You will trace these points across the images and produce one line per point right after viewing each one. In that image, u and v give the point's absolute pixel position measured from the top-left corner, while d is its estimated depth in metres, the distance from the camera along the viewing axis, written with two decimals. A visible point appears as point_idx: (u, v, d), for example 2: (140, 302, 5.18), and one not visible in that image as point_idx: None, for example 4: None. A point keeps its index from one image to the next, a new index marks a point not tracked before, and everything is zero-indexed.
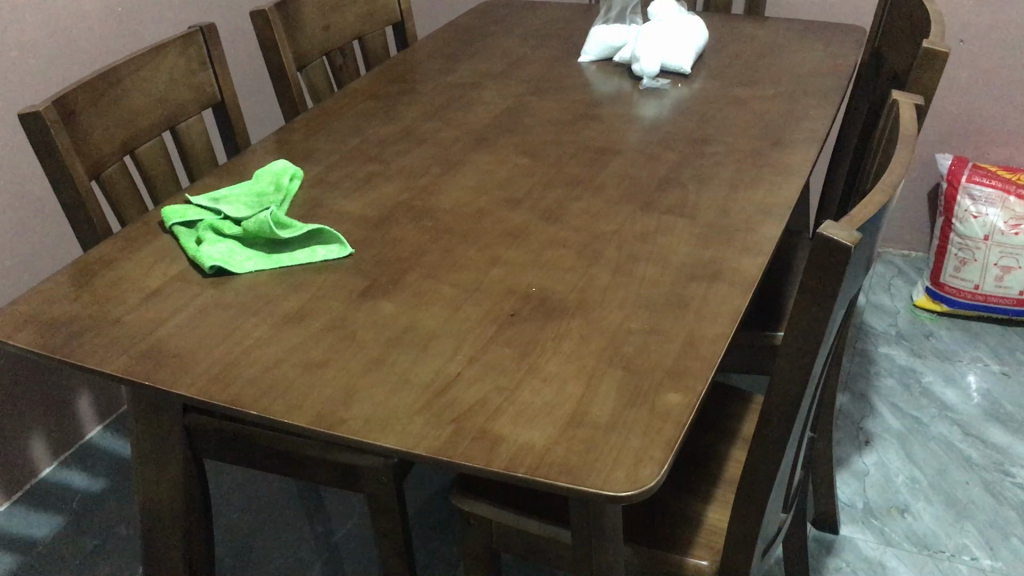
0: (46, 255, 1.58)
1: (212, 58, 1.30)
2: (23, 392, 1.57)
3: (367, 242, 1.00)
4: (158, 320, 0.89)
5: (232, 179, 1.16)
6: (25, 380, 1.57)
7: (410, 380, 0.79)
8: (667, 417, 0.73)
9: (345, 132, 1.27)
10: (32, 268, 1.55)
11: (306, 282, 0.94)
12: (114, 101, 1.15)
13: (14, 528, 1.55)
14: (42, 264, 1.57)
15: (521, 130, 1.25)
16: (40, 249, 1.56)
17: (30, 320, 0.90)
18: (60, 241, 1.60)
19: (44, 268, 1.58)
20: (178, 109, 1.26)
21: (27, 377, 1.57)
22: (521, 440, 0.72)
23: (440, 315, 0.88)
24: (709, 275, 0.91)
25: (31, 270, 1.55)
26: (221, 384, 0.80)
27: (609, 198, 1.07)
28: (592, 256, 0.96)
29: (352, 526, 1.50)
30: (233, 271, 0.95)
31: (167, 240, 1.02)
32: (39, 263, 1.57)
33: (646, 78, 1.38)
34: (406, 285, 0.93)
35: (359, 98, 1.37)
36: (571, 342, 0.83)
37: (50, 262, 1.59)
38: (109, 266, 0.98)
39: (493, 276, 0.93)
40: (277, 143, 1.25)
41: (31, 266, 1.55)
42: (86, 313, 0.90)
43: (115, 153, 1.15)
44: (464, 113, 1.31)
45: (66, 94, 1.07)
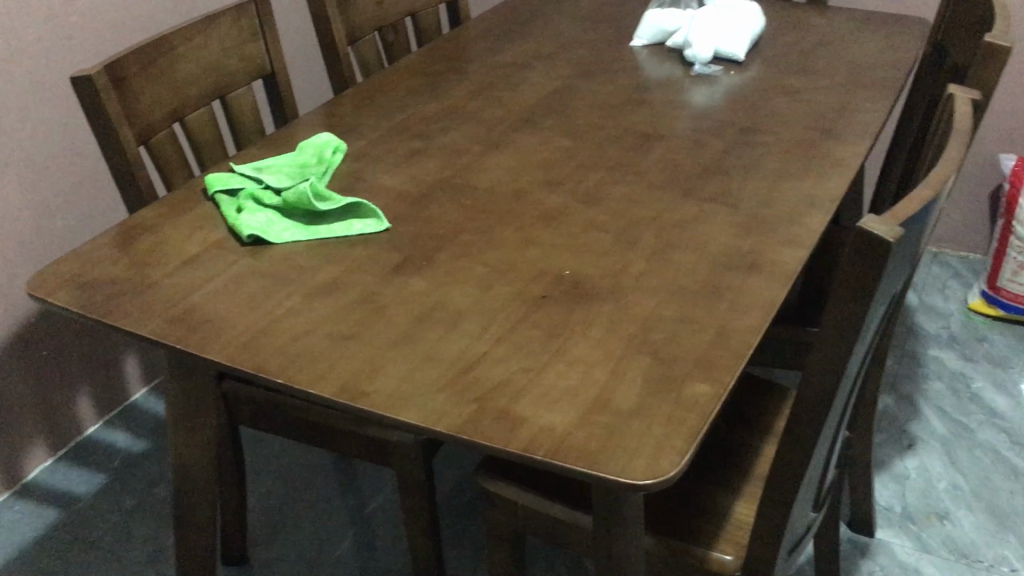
0: (95, 219, 1.61)
1: (264, 29, 1.31)
2: (70, 351, 1.61)
3: (404, 217, 1.00)
4: (194, 286, 0.90)
5: (276, 149, 1.16)
6: (72, 341, 1.61)
7: (436, 357, 0.79)
8: (692, 407, 0.72)
9: (391, 107, 1.27)
10: (81, 233, 1.59)
11: (341, 254, 0.94)
12: (165, 68, 1.17)
13: (58, 483, 1.59)
14: (92, 230, 1.61)
15: (566, 113, 1.23)
16: (90, 213, 1.59)
17: (71, 279, 0.91)
18: (109, 207, 1.63)
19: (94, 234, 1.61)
20: (228, 79, 1.27)
21: (75, 338, 1.61)
22: (542, 423, 0.71)
23: (472, 293, 0.87)
24: (747, 265, 0.90)
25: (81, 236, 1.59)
26: (250, 352, 0.80)
27: (650, 183, 1.05)
28: (629, 241, 0.94)
29: (383, 500, 1.51)
30: (270, 241, 0.96)
31: (209, 207, 1.03)
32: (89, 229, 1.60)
33: (698, 63, 1.35)
34: (440, 263, 0.92)
35: (407, 74, 1.37)
36: (600, 327, 0.82)
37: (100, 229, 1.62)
38: (151, 230, 0.99)
39: (527, 257, 0.93)
40: (323, 115, 1.25)
41: (81, 230, 1.58)
42: (124, 275, 0.92)
43: (163, 120, 1.16)
44: (511, 93, 1.30)
45: (118, 60, 1.09)
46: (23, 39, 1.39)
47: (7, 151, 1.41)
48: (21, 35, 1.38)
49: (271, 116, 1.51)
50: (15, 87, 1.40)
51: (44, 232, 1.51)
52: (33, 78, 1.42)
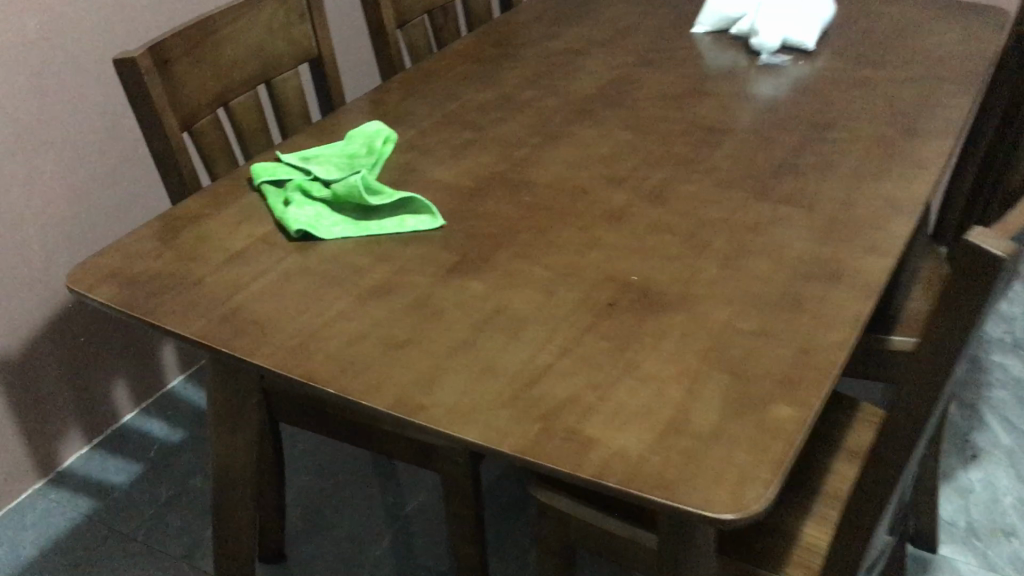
0: (136, 214, 1.58)
1: (312, 11, 1.26)
2: (106, 337, 1.58)
3: (459, 213, 0.95)
4: (240, 283, 0.85)
5: (323, 138, 1.12)
6: (109, 327, 1.58)
7: (497, 369, 0.74)
8: (776, 433, 0.67)
9: (442, 95, 1.21)
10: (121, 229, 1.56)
11: (393, 253, 0.89)
12: (211, 51, 1.12)
13: (93, 472, 1.56)
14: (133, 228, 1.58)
15: (627, 104, 1.17)
16: (130, 205, 1.56)
17: (112, 273, 0.87)
18: (150, 203, 1.60)
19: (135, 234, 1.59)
20: (274, 62, 1.22)
21: (112, 324, 1.58)
22: (614, 445, 0.66)
23: (533, 298, 0.82)
24: (827, 274, 0.83)
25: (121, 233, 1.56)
26: (300, 357, 0.76)
27: (719, 182, 0.99)
28: (699, 245, 0.88)
29: (424, 499, 1.47)
30: (319, 237, 0.91)
31: (255, 198, 0.99)
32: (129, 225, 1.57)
33: (764, 53, 1.28)
34: (499, 264, 0.87)
35: (458, 59, 1.32)
36: (672, 339, 0.76)
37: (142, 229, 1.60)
38: (195, 222, 0.95)
39: (591, 260, 0.87)
40: (371, 103, 1.20)
41: (121, 226, 1.56)
42: (168, 270, 0.88)
43: (207, 106, 1.12)
44: (567, 81, 1.24)
45: (163, 42, 1.04)
46: (65, 17, 1.35)
47: (47, 133, 1.38)
48: (62, 14, 1.34)
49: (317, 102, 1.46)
50: (56, 67, 1.36)
51: (84, 225, 1.49)
52: (74, 59, 1.38)
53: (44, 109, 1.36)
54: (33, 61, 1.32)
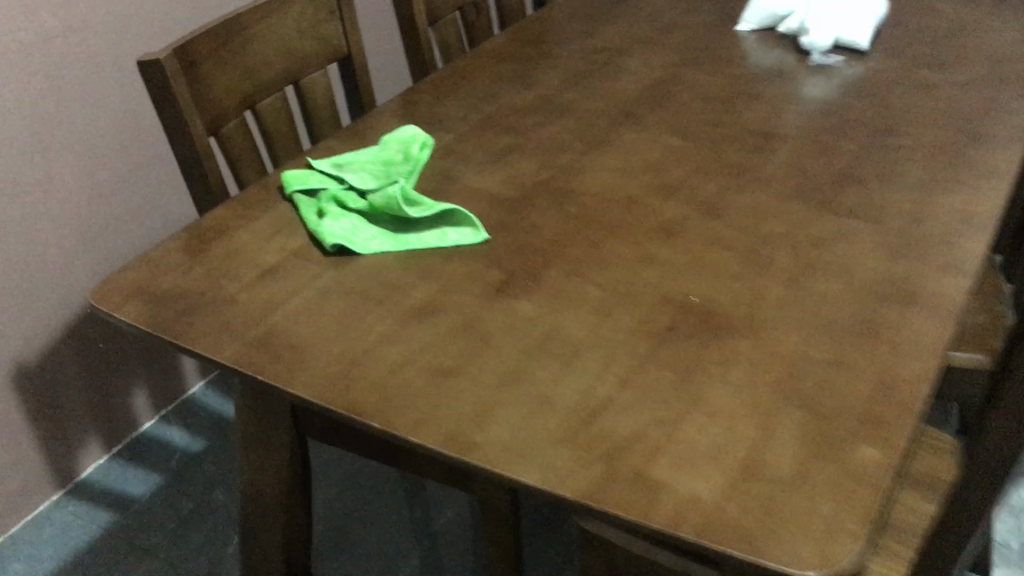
0: (156, 221, 1.54)
1: (342, 8, 1.20)
2: (126, 343, 1.54)
3: (502, 226, 0.90)
4: (275, 302, 0.80)
5: (356, 142, 1.06)
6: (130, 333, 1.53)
7: (553, 401, 0.69)
8: (862, 477, 0.61)
9: (478, 97, 1.16)
10: (141, 240, 1.52)
11: (435, 269, 0.84)
12: (237, 51, 1.07)
13: (112, 483, 1.52)
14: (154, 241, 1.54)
15: (673, 107, 1.12)
16: (151, 210, 1.52)
17: (138, 291, 0.83)
18: (171, 208, 1.56)
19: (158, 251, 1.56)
20: (302, 62, 1.17)
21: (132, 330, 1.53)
22: (686, 490, 0.61)
23: (587, 322, 0.77)
24: (902, 296, 0.78)
25: (141, 243, 1.52)
26: (341, 386, 0.71)
27: (776, 193, 0.93)
28: (761, 262, 0.83)
29: (454, 514, 1.42)
30: (356, 251, 0.86)
31: (287, 208, 0.94)
32: (149, 234, 1.53)
33: (815, 52, 1.22)
34: (548, 282, 0.82)
35: (493, 59, 1.26)
36: (740, 368, 0.71)
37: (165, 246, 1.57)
38: (224, 234, 0.90)
39: (646, 278, 0.82)
40: (405, 105, 1.15)
41: (141, 235, 1.51)
42: (198, 287, 0.83)
43: (234, 109, 1.07)
44: (608, 82, 1.18)
45: (189, 43, 0.99)
46: (85, 14, 1.30)
47: (67, 134, 1.33)
48: (83, 10, 1.29)
49: (345, 102, 1.40)
50: (76, 66, 1.31)
51: (105, 230, 1.44)
52: (94, 57, 1.33)
53: (63, 109, 1.31)
54: (54, 59, 1.27)
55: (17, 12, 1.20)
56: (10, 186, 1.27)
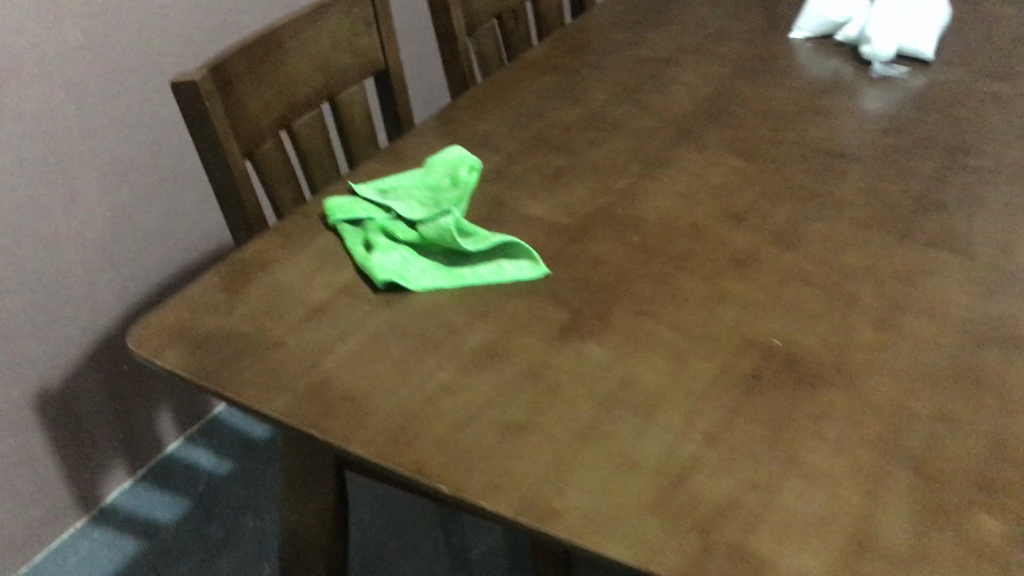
0: (182, 238, 1.48)
1: (379, 19, 1.15)
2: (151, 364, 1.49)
3: (562, 258, 0.84)
4: (325, 347, 0.75)
5: (399, 164, 1.01)
6: None
7: (636, 461, 0.63)
8: (986, 554, 0.56)
9: (524, 113, 1.10)
10: (167, 258, 1.47)
11: (495, 308, 0.79)
12: (273, 68, 1.02)
13: (139, 508, 1.48)
14: (180, 259, 1.49)
15: (732, 123, 1.06)
16: (177, 226, 1.46)
17: (178, 333, 0.77)
18: (198, 224, 1.50)
19: (185, 270, 1.51)
20: (339, 77, 1.11)
21: None
22: (793, 569, 0.55)
23: (664, 369, 0.71)
24: (1003, 339, 0.72)
25: (166, 261, 1.46)
26: (403, 444, 0.66)
27: (853, 220, 0.87)
28: (845, 300, 0.77)
29: (490, 546, 1.38)
30: (409, 287, 0.81)
31: (330, 239, 0.88)
32: (175, 252, 1.48)
33: (877, 63, 1.16)
34: (617, 323, 0.76)
35: (536, 71, 1.20)
36: (836, 424, 0.66)
37: (191, 264, 1.51)
38: (267, 268, 0.85)
39: (723, 318, 0.76)
40: (447, 122, 1.09)
41: (167, 253, 1.46)
42: (242, 329, 0.77)
43: (270, 128, 1.01)
44: (659, 96, 1.12)
45: (224, 60, 0.94)
46: (109, 25, 1.24)
47: (89, 149, 1.28)
48: (106, 20, 1.24)
49: (379, 114, 1.35)
50: (99, 79, 1.26)
51: (128, 249, 1.39)
52: (117, 69, 1.28)
53: (86, 124, 1.26)
54: (76, 74, 1.22)
55: (37, 24, 1.15)
56: (30, 207, 1.22)
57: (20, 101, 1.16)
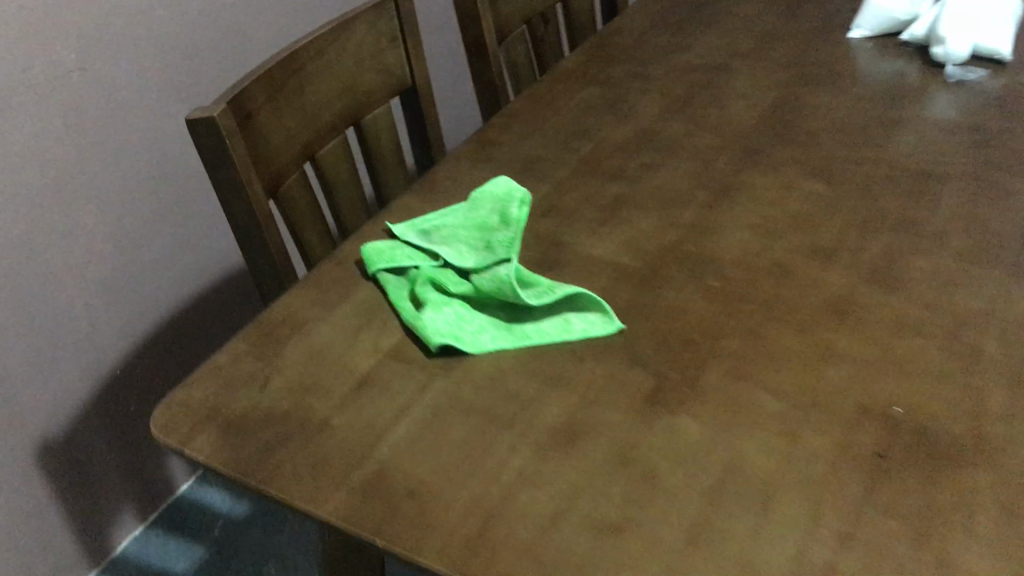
0: (190, 264, 1.38)
1: (405, 32, 1.05)
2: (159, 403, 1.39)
3: (636, 309, 0.75)
4: (378, 427, 0.65)
5: (437, 197, 0.91)
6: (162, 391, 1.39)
7: (760, 570, 0.54)
8: None
9: (569, 133, 1.00)
10: (173, 287, 1.36)
11: (567, 374, 0.69)
12: (293, 94, 0.92)
13: (152, 558, 1.39)
14: (189, 287, 1.39)
15: (801, 139, 0.96)
16: (185, 253, 1.36)
17: (207, 413, 0.68)
18: (206, 250, 1.40)
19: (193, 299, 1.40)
20: (363, 98, 1.01)
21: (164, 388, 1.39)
22: None
23: (774, 448, 0.62)
24: None
25: (173, 291, 1.36)
26: (483, 553, 0.56)
27: (959, 255, 0.78)
28: (968, 355, 0.68)
29: None
30: (466, 351, 0.71)
31: (371, 291, 0.79)
32: (182, 279, 1.37)
33: (950, 64, 1.06)
34: (710, 390, 0.67)
35: (575, 83, 1.10)
36: (987, 517, 0.56)
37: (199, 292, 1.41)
38: (302, 329, 0.75)
39: (831, 381, 0.67)
40: (485, 145, 0.99)
41: (174, 282, 1.36)
42: (280, 406, 0.68)
43: (292, 161, 0.92)
44: (715, 109, 1.02)
45: (242, 89, 0.84)
46: (105, 41, 1.14)
47: (89, 177, 1.17)
48: (101, 35, 1.13)
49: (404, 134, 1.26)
50: (96, 100, 1.15)
51: (133, 282, 1.28)
52: (116, 88, 1.17)
53: (85, 150, 1.15)
54: (70, 98, 1.12)
55: (27, 45, 1.04)
56: (27, 244, 1.12)
57: (11, 132, 1.06)
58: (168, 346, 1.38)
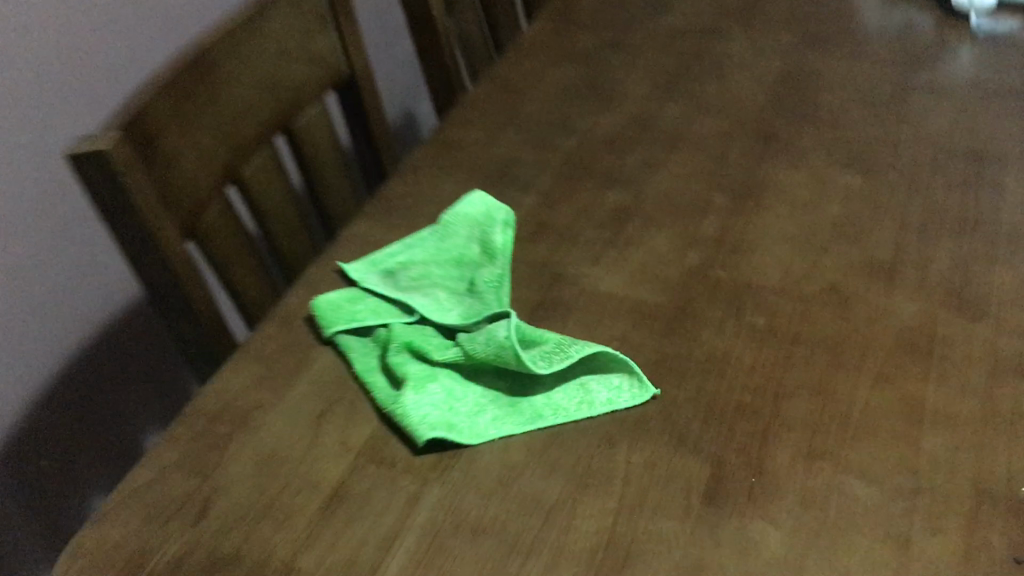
0: (97, 303, 1.07)
1: (336, 14, 0.86)
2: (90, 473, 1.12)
3: (669, 364, 0.60)
4: (361, 567, 0.50)
5: (399, 224, 0.75)
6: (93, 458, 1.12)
7: None
8: None
9: (546, 126, 0.84)
10: (68, 336, 1.04)
11: (596, 465, 0.54)
12: (205, 104, 0.74)
13: None
14: (139, 330, 1.14)
15: (823, 119, 0.81)
16: (103, 287, 1.07)
17: (132, 563, 0.51)
18: (91, 290, 1.05)
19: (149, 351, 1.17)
20: (293, 99, 0.84)
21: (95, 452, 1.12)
22: None
23: (880, 561, 0.48)
24: None
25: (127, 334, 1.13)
26: None
27: None
28: None
29: None
30: (463, 443, 0.56)
31: (330, 360, 0.63)
32: (130, 317, 1.13)
33: (974, 14, 0.93)
34: (783, 475, 0.52)
35: (543, 62, 0.94)
36: None
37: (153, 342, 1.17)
38: (248, 424, 0.59)
39: (934, 453, 0.52)
40: (447, 149, 0.83)
41: (71, 328, 1.04)
42: (228, 544, 0.52)
43: (213, 187, 0.74)
44: (714, 87, 0.87)
45: (139, 108, 0.66)
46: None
47: (39, 182, 0.95)
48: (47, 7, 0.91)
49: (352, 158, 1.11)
50: (42, 91, 0.93)
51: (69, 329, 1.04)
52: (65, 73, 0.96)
53: (35, 150, 0.93)
54: None
55: None
56: None
57: None
58: (121, 411, 1.15)
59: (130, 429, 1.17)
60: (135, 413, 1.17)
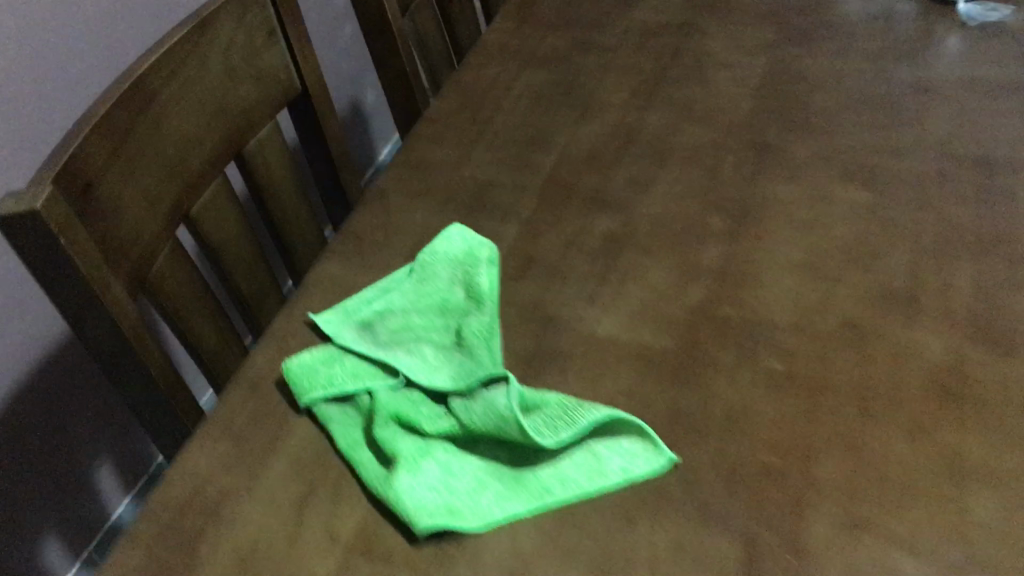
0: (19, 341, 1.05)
1: (286, 25, 0.79)
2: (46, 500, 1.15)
3: (684, 421, 0.54)
4: None
5: (371, 263, 0.68)
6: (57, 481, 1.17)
7: None
8: None
9: (521, 141, 0.78)
10: None
11: (616, 549, 0.49)
12: (147, 139, 0.66)
13: None
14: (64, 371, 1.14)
15: (817, 124, 0.76)
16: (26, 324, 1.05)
17: None
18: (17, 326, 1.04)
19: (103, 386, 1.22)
20: (242, 122, 0.76)
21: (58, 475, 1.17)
22: None
23: None
24: None
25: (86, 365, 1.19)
26: None
27: None
28: None
29: None
30: (467, 529, 0.50)
31: (307, 433, 0.56)
32: (52, 359, 1.11)
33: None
34: (824, 551, 0.47)
35: (511, 66, 0.87)
36: None
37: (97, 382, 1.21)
38: (221, 516, 0.52)
39: (985, 517, 0.48)
40: (416, 172, 0.76)
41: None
42: None
43: (161, 232, 0.67)
44: (697, 90, 0.81)
45: (73, 155, 0.58)
46: None
47: None
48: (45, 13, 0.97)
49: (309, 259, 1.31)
50: None
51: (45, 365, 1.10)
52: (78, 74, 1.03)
53: None
54: None
55: None
56: None
57: None
58: (79, 438, 1.20)
59: (80, 459, 1.21)
60: (78, 445, 1.19)
